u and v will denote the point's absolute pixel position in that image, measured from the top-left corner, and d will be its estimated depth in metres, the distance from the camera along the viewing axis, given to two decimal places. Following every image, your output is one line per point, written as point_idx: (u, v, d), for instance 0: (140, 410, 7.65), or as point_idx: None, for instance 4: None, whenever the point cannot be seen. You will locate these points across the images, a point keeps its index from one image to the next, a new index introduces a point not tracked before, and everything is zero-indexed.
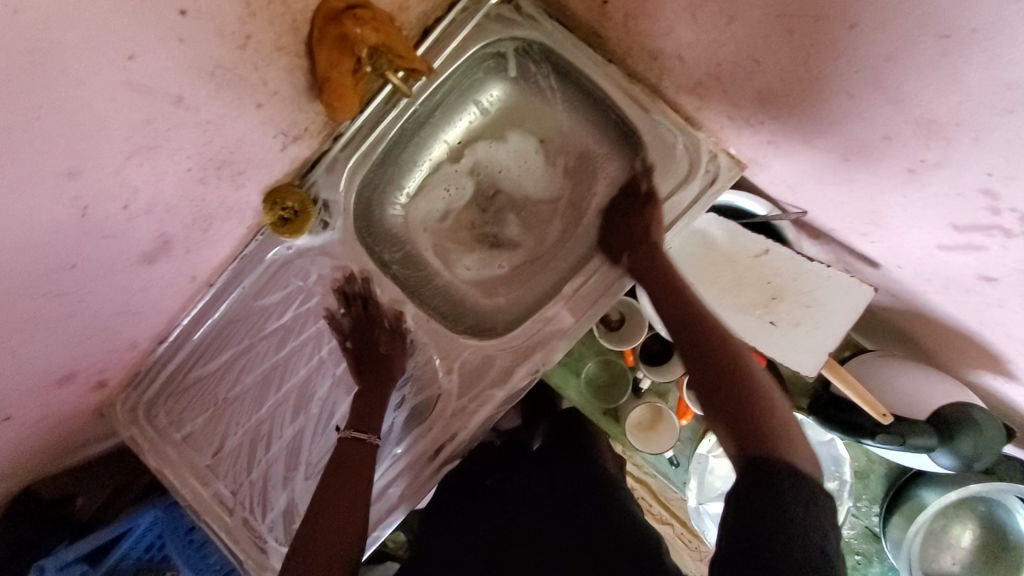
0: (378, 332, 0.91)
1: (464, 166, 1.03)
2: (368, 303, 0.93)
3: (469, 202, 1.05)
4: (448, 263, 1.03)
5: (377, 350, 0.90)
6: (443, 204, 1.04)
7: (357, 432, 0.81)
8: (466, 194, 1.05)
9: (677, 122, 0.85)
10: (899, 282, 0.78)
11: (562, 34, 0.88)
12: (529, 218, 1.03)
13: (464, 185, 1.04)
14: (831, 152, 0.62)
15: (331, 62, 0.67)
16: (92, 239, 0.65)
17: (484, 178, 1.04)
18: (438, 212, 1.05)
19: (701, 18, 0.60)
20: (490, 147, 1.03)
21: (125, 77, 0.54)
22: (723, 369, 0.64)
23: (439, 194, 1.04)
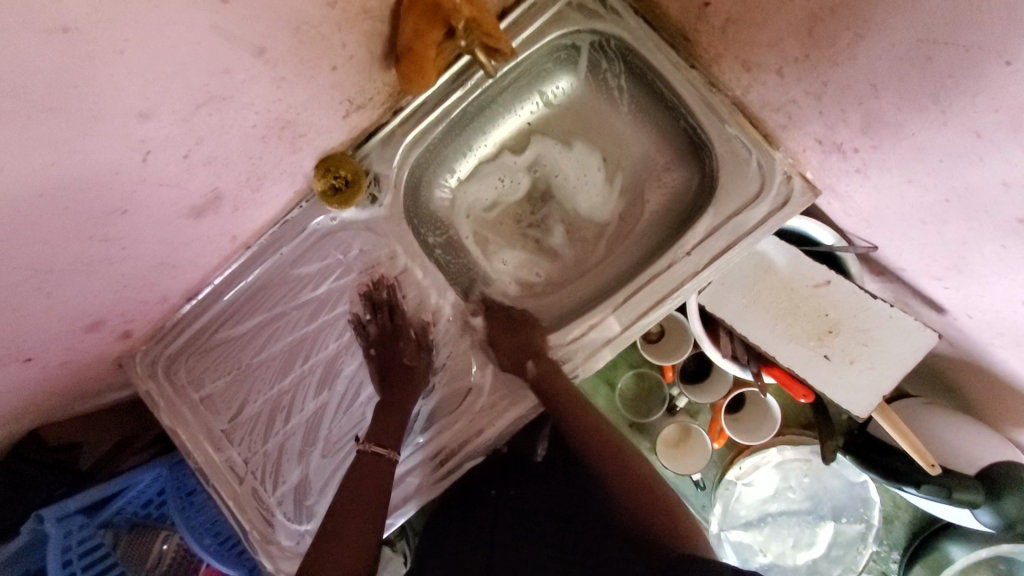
0: (405, 340, 0.89)
1: (523, 160, 0.99)
2: (393, 311, 0.91)
3: (521, 199, 1.00)
4: (490, 258, 0.99)
5: (400, 361, 0.87)
6: (493, 195, 1.00)
7: (377, 446, 0.81)
8: (518, 190, 1.00)
9: (753, 137, 0.82)
10: (965, 332, 0.75)
11: (645, 32, 0.85)
12: (580, 223, 0.99)
13: (519, 180, 1.00)
14: (931, 191, 0.60)
15: (419, 32, 0.63)
16: (149, 185, 0.62)
17: (540, 176, 1.00)
18: (486, 203, 1.00)
19: (819, 35, 0.57)
20: (551, 143, 0.99)
21: (213, 21, 0.51)
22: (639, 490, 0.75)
23: (491, 184, 0.99)
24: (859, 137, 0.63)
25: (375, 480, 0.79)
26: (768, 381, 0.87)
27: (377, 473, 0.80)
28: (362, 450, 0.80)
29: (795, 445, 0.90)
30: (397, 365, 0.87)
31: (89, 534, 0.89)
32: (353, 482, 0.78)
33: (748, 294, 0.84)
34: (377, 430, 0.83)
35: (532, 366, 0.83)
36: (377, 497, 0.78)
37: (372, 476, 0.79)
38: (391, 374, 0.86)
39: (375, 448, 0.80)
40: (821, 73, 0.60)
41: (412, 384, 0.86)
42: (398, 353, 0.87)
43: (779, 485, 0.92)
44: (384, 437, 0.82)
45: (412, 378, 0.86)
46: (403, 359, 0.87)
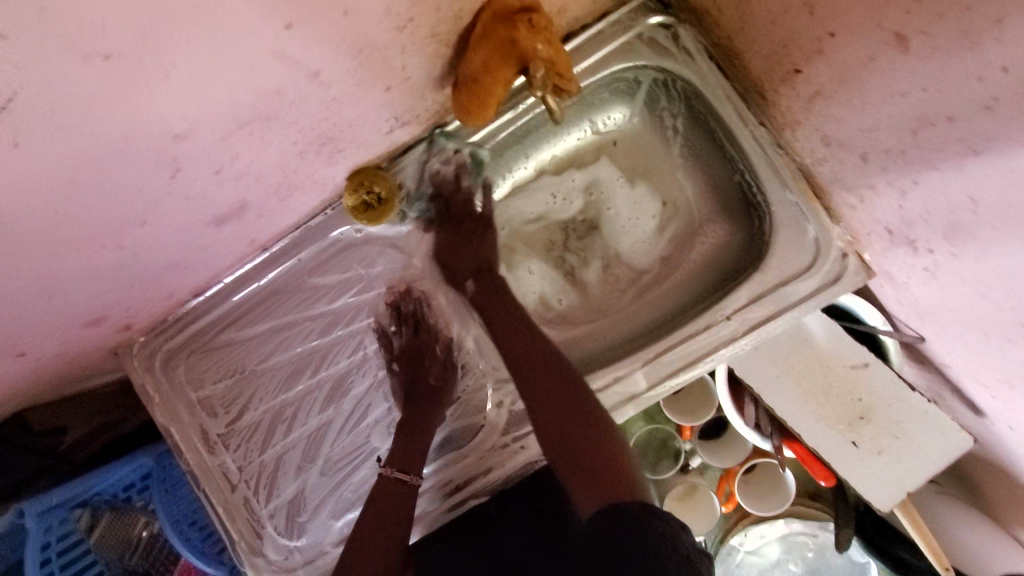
0: (431, 360, 0.86)
1: (580, 181, 0.94)
2: (420, 325, 0.87)
3: (569, 221, 0.94)
4: (515, 271, 0.92)
5: (425, 383, 0.85)
6: (540, 210, 0.94)
7: (399, 472, 0.79)
8: (571, 209, 0.94)
9: (813, 207, 0.77)
10: (1000, 438, 0.73)
11: (716, 79, 0.79)
12: (619, 263, 0.94)
13: (572, 198, 0.94)
14: (1005, 309, 0.57)
15: (488, 66, 0.58)
16: (175, 198, 0.57)
17: (595, 201, 0.94)
18: (531, 216, 0.94)
19: (925, 137, 0.52)
20: (605, 167, 0.93)
21: (274, 47, 0.45)
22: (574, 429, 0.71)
23: (541, 199, 0.94)
24: (939, 238, 0.60)
25: (396, 508, 0.77)
26: (787, 453, 0.85)
27: (398, 499, 0.78)
28: (382, 475, 0.79)
29: (804, 519, 0.88)
30: (422, 386, 0.84)
31: (69, 529, 0.88)
32: (374, 508, 0.77)
33: (783, 367, 0.81)
34: (398, 453, 0.81)
35: (472, 284, 0.85)
36: (399, 525, 0.77)
37: (393, 503, 0.77)
38: (416, 394, 0.84)
39: (398, 474, 0.79)
40: (914, 172, 0.56)
41: (433, 411, 0.84)
42: (422, 374, 0.85)
43: (783, 557, 0.90)
44: (404, 462, 0.81)
45: (440, 401, 0.84)
46: (429, 380, 0.85)
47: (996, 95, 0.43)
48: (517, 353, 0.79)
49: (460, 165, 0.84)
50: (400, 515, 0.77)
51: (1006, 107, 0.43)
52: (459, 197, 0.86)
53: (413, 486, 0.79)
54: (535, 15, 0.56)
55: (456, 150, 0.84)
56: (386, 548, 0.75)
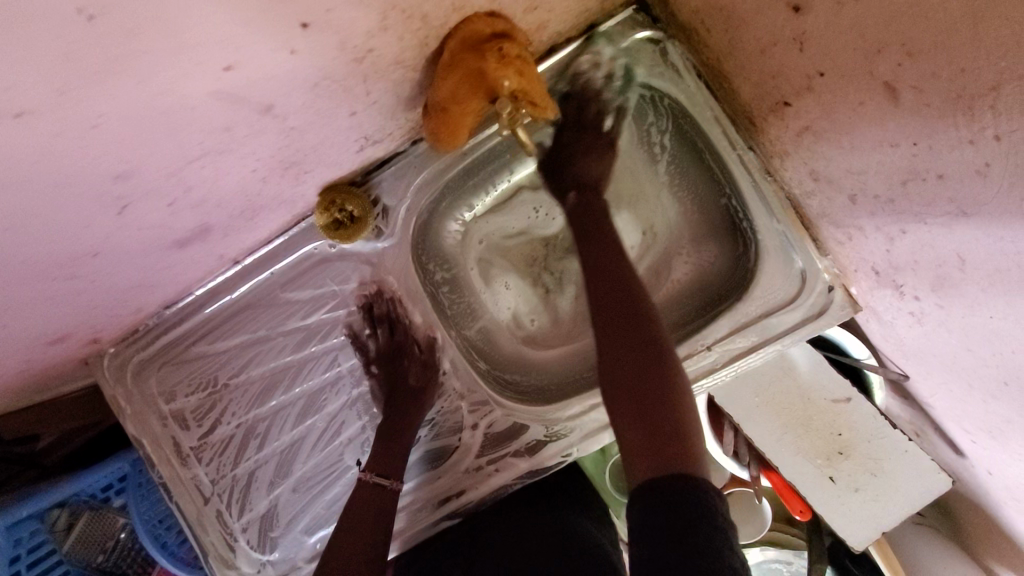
0: (409, 359, 0.84)
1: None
2: (395, 325, 0.86)
3: (551, 236, 0.92)
4: (492, 286, 0.92)
5: (405, 383, 0.83)
6: (522, 225, 0.92)
7: (379, 476, 0.77)
8: (554, 225, 0.91)
9: (800, 237, 0.75)
10: (979, 480, 0.72)
11: (705, 99, 0.75)
12: None
13: (555, 215, 0.91)
14: (992, 366, 0.55)
15: (456, 98, 0.56)
16: (126, 230, 0.54)
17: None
18: (512, 231, 0.92)
19: (914, 189, 0.49)
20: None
21: (214, 88, 0.42)
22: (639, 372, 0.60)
23: (523, 215, 0.91)
24: (925, 288, 0.57)
25: (375, 514, 0.75)
26: (765, 483, 0.84)
27: (377, 505, 0.76)
28: (361, 480, 0.76)
29: (779, 547, 0.87)
30: (402, 387, 0.83)
31: (40, 539, 0.88)
32: (354, 514, 0.74)
33: (765, 398, 0.79)
34: (376, 458, 0.78)
35: (574, 195, 0.78)
36: (377, 536, 0.73)
37: (375, 511, 0.75)
38: (395, 394, 0.83)
39: (377, 479, 0.76)
40: (902, 221, 0.53)
41: (413, 410, 0.82)
42: (401, 377, 0.83)
43: None
44: (383, 466, 0.78)
45: (420, 404, 0.83)
46: (408, 381, 0.83)
47: (988, 161, 0.40)
48: (596, 282, 0.68)
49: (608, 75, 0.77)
50: (378, 523, 0.74)
51: (999, 173, 0.40)
52: (594, 108, 0.79)
53: (393, 491, 0.76)
54: (507, 43, 0.53)
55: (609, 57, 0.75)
56: (369, 554, 0.72)
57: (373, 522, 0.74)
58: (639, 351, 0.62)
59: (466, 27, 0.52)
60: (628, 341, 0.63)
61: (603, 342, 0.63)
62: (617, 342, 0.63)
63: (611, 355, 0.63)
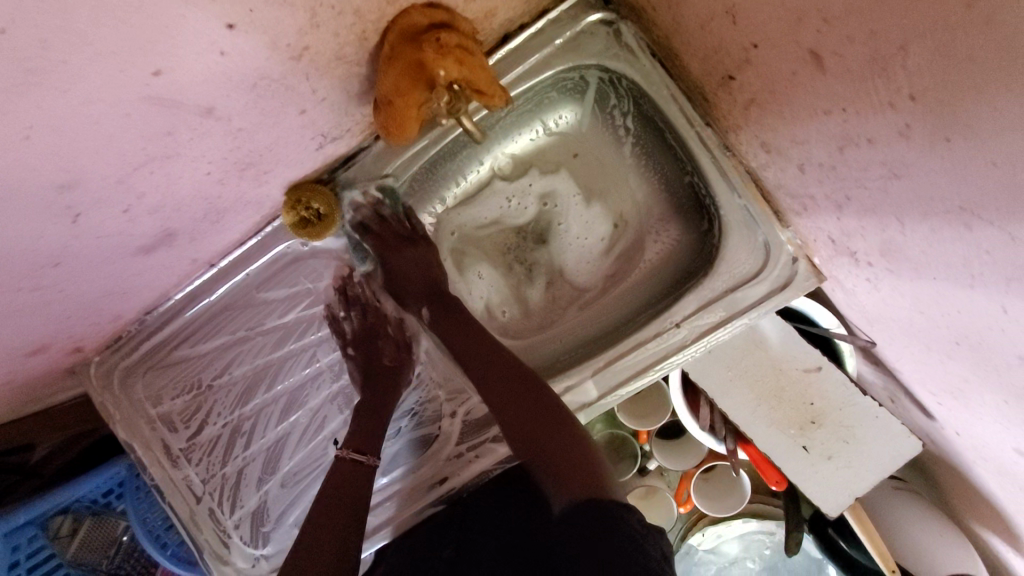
0: (385, 340, 0.88)
1: (537, 186, 0.91)
2: (368, 310, 0.89)
3: (523, 224, 0.92)
4: (466, 276, 0.92)
5: (380, 362, 0.86)
6: (495, 214, 0.92)
7: (357, 453, 0.78)
8: (525, 214, 0.92)
9: (762, 211, 0.75)
10: (950, 441, 0.72)
11: (661, 77, 0.76)
12: (562, 279, 0.93)
13: (527, 205, 0.92)
14: (943, 327, 0.55)
15: (399, 90, 0.56)
16: (84, 240, 0.56)
17: (548, 212, 0.92)
18: (485, 221, 0.92)
19: (850, 155, 0.50)
20: (564, 180, 0.91)
21: (145, 92, 0.43)
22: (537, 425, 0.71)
23: (495, 204, 0.92)
24: (875, 253, 0.57)
25: (355, 488, 0.76)
26: (741, 456, 0.85)
27: (357, 480, 0.77)
28: (340, 457, 0.77)
29: (762, 518, 0.88)
30: (377, 367, 0.86)
31: (39, 545, 0.90)
32: (336, 487, 0.75)
33: (738, 371, 0.79)
34: (354, 438, 0.80)
35: (428, 311, 0.85)
36: (358, 509, 0.74)
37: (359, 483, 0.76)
38: (372, 375, 0.85)
39: (354, 455, 0.77)
40: (846, 188, 0.54)
41: (391, 389, 0.85)
42: (375, 356, 0.86)
43: (740, 554, 0.91)
44: (362, 444, 0.79)
45: (398, 378, 0.86)
46: (383, 360, 0.86)
47: (907, 122, 0.41)
48: (486, 362, 0.78)
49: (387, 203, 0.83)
50: (357, 497, 0.75)
51: (919, 134, 0.40)
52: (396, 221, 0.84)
53: (370, 467, 0.78)
54: (444, 32, 0.53)
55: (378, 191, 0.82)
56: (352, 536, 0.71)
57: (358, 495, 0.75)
58: (532, 406, 0.72)
59: (401, 20, 0.53)
60: (520, 402, 0.73)
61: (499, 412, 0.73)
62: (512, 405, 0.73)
63: (513, 419, 0.73)
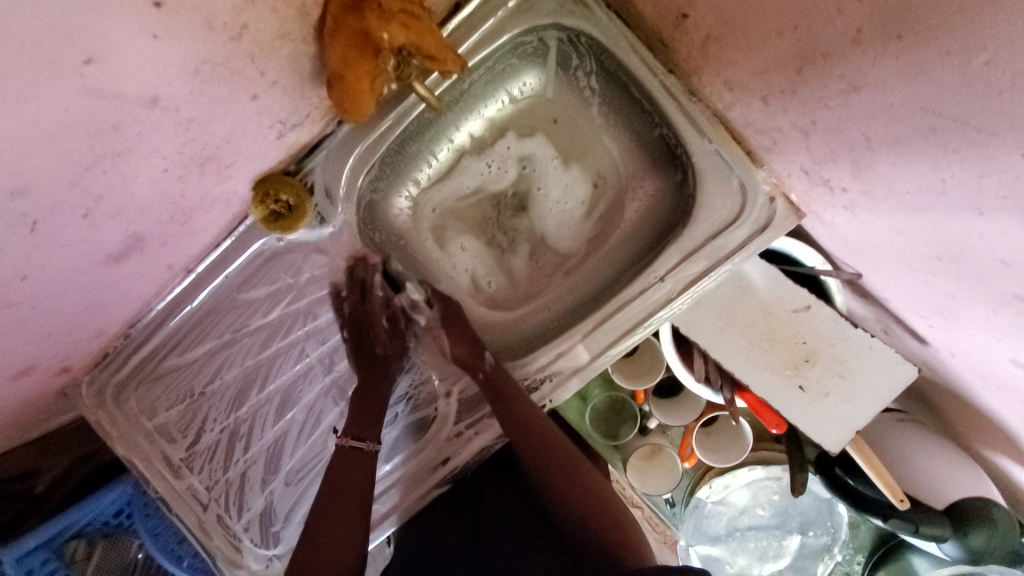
0: (377, 328, 0.84)
1: (515, 149, 0.90)
2: (364, 292, 0.85)
3: (503, 189, 0.92)
4: (448, 249, 0.92)
5: (372, 351, 0.84)
6: (475, 182, 0.91)
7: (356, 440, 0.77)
8: (506, 177, 0.91)
9: (736, 154, 0.75)
10: (946, 365, 0.71)
11: (618, 29, 0.75)
12: (545, 248, 0.93)
13: (507, 168, 0.91)
14: (923, 244, 0.54)
15: (347, 62, 0.55)
16: (47, 250, 0.55)
17: (528, 175, 0.91)
18: (466, 192, 0.91)
19: (809, 76, 0.49)
20: (542, 144, 0.90)
21: (81, 84, 0.42)
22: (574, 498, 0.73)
23: (476, 172, 0.91)
24: (848, 178, 0.56)
25: (357, 477, 0.75)
26: (739, 404, 0.85)
27: (357, 468, 0.76)
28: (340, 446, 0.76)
29: (767, 464, 0.89)
30: (369, 353, 0.84)
31: (53, 567, 0.87)
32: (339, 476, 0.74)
33: (727, 318, 0.79)
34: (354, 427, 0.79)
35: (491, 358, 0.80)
36: (361, 496, 0.74)
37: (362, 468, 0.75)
38: (366, 360, 0.84)
39: (353, 442, 0.76)
40: (810, 112, 0.53)
41: (384, 378, 0.83)
42: (368, 343, 0.84)
43: (750, 502, 0.91)
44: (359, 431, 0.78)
45: (388, 369, 0.84)
46: (375, 347, 0.84)
47: (859, 27, 0.40)
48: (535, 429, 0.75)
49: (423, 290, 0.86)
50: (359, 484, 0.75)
51: (871, 39, 0.40)
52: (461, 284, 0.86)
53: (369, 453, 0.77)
54: None
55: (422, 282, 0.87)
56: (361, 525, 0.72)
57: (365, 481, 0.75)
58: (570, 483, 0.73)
59: None
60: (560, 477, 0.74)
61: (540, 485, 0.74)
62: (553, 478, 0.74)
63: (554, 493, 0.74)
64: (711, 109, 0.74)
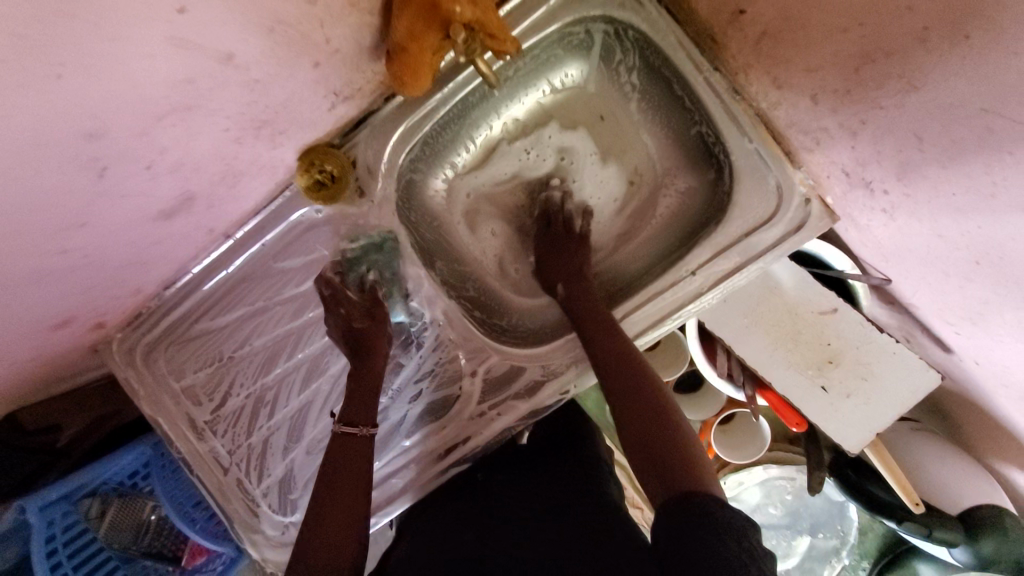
0: (350, 305, 0.82)
1: (555, 139, 0.92)
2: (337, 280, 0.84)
3: (538, 177, 0.93)
4: (477, 234, 0.94)
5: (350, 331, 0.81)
6: (512, 168, 0.93)
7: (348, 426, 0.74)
8: (543, 164, 0.92)
9: (775, 154, 0.76)
10: (968, 374, 0.72)
11: (667, 24, 0.77)
12: None
13: (545, 156, 0.92)
14: (963, 248, 0.55)
15: (413, 34, 0.56)
16: (107, 198, 0.56)
17: (564, 165, 0.92)
18: (501, 177, 0.93)
19: (865, 75, 0.51)
20: (583, 137, 0.91)
21: (167, 32, 0.44)
22: (644, 403, 0.66)
23: (513, 159, 0.92)
24: (893, 179, 0.58)
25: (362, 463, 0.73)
26: (760, 402, 0.86)
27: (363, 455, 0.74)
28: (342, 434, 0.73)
29: (781, 464, 0.90)
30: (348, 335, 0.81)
31: (72, 519, 0.87)
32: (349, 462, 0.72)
33: (752, 316, 0.81)
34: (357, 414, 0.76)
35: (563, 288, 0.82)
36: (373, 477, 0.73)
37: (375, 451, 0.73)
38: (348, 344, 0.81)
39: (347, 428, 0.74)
40: (861, 111, 0.54)
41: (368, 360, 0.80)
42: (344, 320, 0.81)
43: (761, 501, 0.92)
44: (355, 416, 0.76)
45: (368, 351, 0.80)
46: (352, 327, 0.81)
47: (926, 25, 0.42)
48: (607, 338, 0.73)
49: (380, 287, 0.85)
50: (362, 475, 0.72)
51: (938, 37, 0.42)
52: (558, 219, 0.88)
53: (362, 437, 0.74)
54: None
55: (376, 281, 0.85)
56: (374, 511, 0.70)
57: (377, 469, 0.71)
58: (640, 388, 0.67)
59: None
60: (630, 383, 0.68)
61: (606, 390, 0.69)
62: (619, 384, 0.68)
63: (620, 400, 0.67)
64: (755, 109, 0.75)
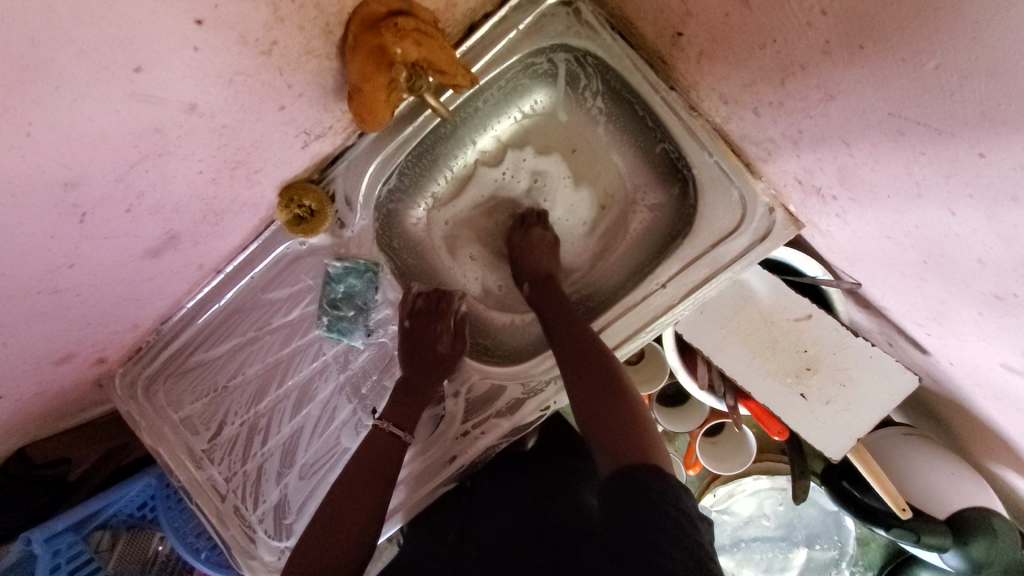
0: (444, 327, 0.86)
1: (530, 162, 0.94)
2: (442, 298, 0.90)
3: (514, 199, 0.96)
4: (457, 259, 0.98)
5: (435, 350, 0.85)
6: (489, 190, 0.95)
7: (395, 427, 0.79)
8: (519, 186, 0.95)
9: (735, 167, 0.77)
10: (946, 374, 0.71)
11: (623, 50, 0.80)
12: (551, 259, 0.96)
13: (519, 178, 0.95)
14: (909, 250, 0.56)
15: (366, 76, 0.60)
16: (93, 240, 0.60)
17: (537, 189, 0.95)
18: (479, 201, 0.96)
19: (792, 87, 0.53)
20: (556, 161, 0.94)
21: (130, 88, 0.48)
22: (600, 390, 0.69)
23: (489, 182, 0.95)
24: (838, 186, 0.59)
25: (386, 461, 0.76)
26: (743, 412, 0.85)
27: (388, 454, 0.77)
28: (378, 428, 0.78)
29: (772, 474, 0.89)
30: (431, 352, 0.85)
31: (78, 550, 0.89)
32: (367, 459, 0.75)
33: (728, 326, 0.81)
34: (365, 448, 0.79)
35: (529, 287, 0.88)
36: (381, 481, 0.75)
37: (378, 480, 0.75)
38: (425, 361, 0.84)
39: (392, 428, 0.78)
40: (798, 121, 0.56)
41: (433, 382, 0.84)
42: (433, 339, 0.85)
43: (755, 513, 0.91)
44: (401, 420, 0.80)
45: (440, 370, 0.84)
46: (438, 347, 0.85)
47: (827, 38, 0.45)
48: (571, 334, 0.76)
49: (339, 313, 0.90)
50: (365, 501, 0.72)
51: (838, 48, 0.44)
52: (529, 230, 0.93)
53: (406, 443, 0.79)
54: (402, 18, 0.58)
55: (338, 309, 0.90)
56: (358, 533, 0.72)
57: (372, 497, 0.73)
58: (599, 378, 0.70)
59: (362, 10, 0.58)
60: (590, 376, 0.71)
61: (567, 384, 0.72)
62: (579, 378, 0.71)
63: (579, 389, 0.70)
64: (712, 125, 0.77)
